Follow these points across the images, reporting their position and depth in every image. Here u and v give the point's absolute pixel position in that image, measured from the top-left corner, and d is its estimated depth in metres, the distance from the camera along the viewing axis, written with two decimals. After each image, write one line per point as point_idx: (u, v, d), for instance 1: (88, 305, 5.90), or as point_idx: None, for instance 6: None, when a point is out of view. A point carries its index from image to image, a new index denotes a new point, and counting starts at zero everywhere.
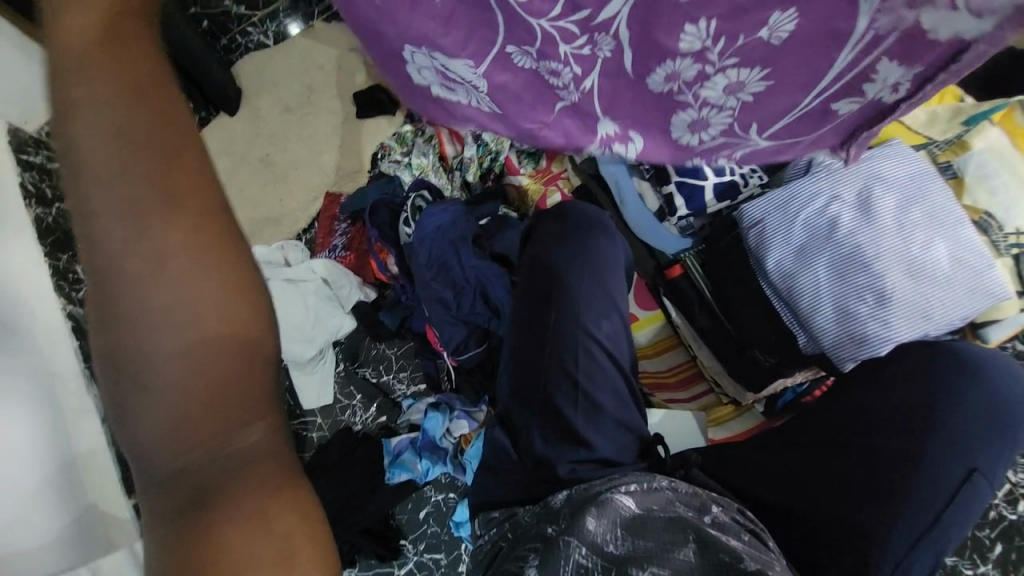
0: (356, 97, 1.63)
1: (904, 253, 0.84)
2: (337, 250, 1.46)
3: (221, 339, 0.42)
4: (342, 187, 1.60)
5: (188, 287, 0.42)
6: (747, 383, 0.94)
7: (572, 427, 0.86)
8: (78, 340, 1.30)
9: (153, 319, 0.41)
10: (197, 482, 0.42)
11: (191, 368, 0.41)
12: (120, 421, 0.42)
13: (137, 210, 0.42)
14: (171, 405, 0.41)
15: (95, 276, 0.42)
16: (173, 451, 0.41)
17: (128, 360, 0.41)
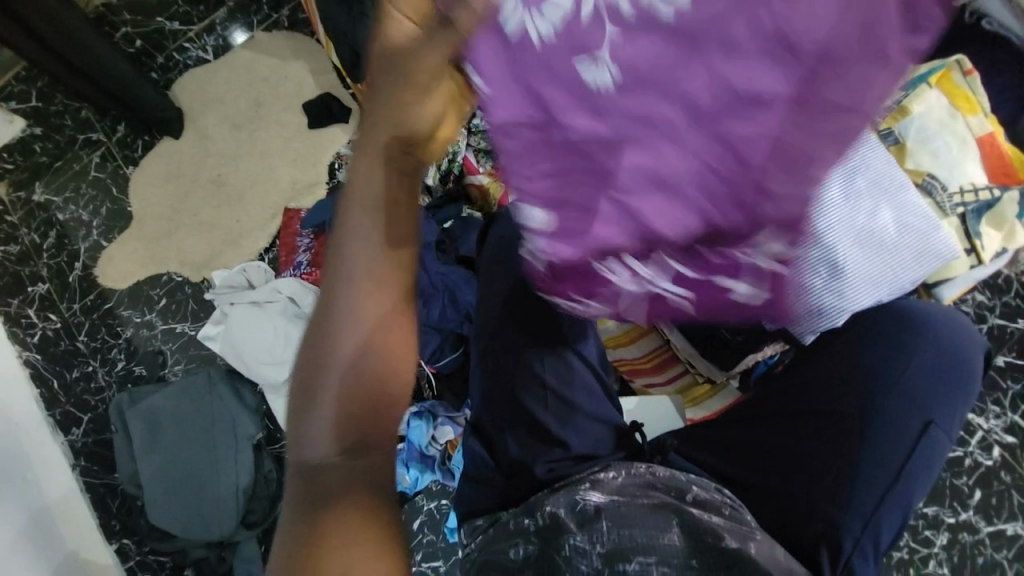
0: (307, 108, 1.58)
1: (852, 223, 0.83)
2: (301, 268, 1.42)
3: (370, 389, 0.51)
4: (301, 201, 1.54)
5: (375, 352, 0.51)
6: (720, 363, 0.94)
7: (550, 426, 0.86)
8: (41, 390, 1.43)
9: (344, 345, 0.50)
10: (321, 486, 0.51)
11: (355, 416, 0.51)
12: (296, 422, 0.52)
13: (364, 258, 0.51)
14: (326, 424, 0.51)
15: (326, 299, 0.51)
16: (319, 448, 0.51)
17: (315, 380, 0.51)
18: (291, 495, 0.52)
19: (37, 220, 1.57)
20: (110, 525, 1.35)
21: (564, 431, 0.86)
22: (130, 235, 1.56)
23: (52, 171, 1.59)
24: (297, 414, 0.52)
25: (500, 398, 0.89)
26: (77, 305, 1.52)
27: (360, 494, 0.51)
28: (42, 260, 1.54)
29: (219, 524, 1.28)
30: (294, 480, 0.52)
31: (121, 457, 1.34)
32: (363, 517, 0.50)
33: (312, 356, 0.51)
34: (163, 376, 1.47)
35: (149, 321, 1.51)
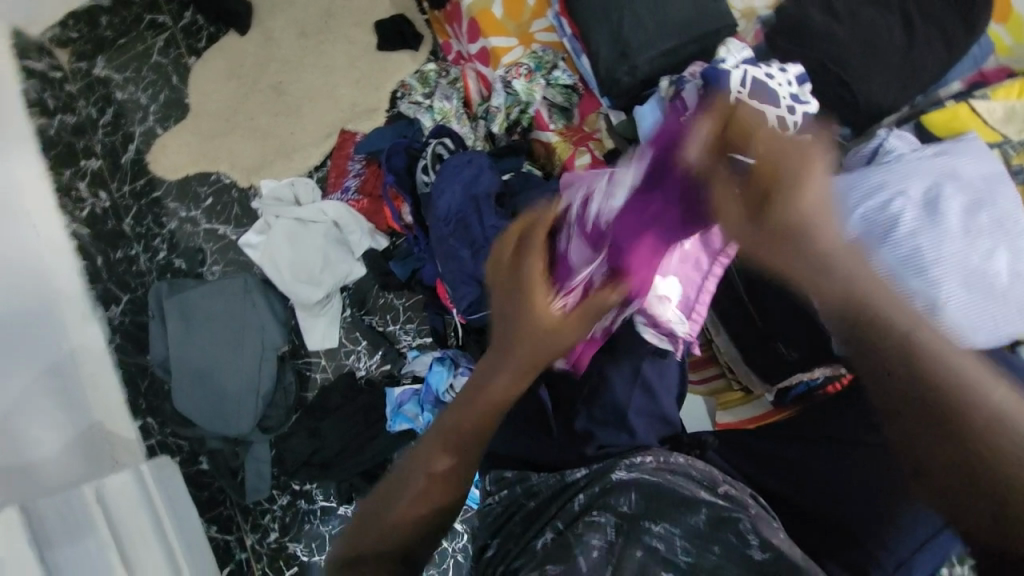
0: (378, 27, 1.51)
1: (966, 262, 0.77)
2: (349, 194, 1.41)
3: (445, 495, 0.68)
4: (358, 124, 1.50)
5: (460, 448, 0.69)
6: (764, 374, 0.92)
7: (600, 393, 0.90)
8: (85, 262, 1.43)
9: (437, 458, 0.68)
10: (383, 551, 0.65)
11: (431, 500, 0.67)
12: (384, 501, 0.68)
13: (480, 385, 0.69)
14: (412, 505, 0.67)
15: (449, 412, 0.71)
16: (393, 525, 0.66)
17: (407, 478, 0.68)
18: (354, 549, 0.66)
19: (96, 94, 1.56)
20: (137, 403, 1.41)
21: (620, 402, 0.88)
22: (185, 127, 1.55)
23: (117, 47, 1.57)
24: (362, 521, 0.69)
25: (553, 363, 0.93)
26: (127, 187, 1.54)
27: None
28: (97, 135, 1.55)
29: (238, 422, 1.34)
30: (368, 549, 0.65)
31: (155, 341, 1.40)
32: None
33: (422, 453, 0.69)
34: (200, 274, 1.50)
35: (194, 218, 1.52)
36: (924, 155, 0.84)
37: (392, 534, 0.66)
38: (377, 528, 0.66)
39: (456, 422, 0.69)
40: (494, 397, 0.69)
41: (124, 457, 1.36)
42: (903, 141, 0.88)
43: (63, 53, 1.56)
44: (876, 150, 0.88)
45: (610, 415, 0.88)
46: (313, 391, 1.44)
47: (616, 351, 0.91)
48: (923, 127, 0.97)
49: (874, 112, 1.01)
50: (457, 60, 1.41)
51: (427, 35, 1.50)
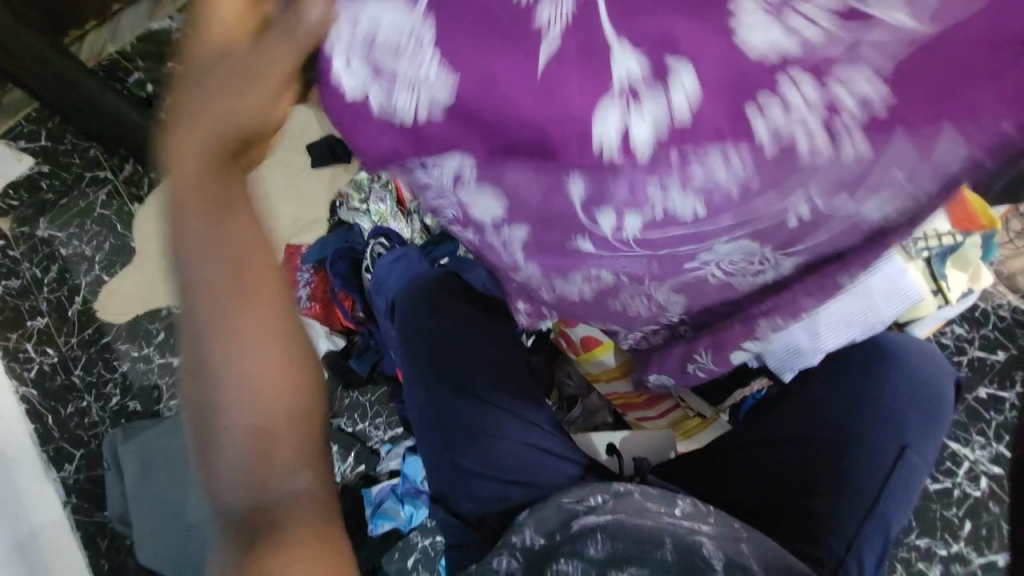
0: (310, 149, 1.63)
1: None
2: (301, 303, 1.42)
3: (229, 248, 0.47)
4: (302, 238, 1.58)
5: (247, 347, 0.46)
6: (708, 398, 0.98)
7: (526, 451, 0.88)
8: (35, 425, 1.42)
9: (215, 367, 0.45)
10: (251, 532, 0.45)
11: (228, 271, 0.46)
12: (205, 474, 0.46)
13: (218, 255, 0.46)
14: (204, 283, 0.46)
15: (189, 319, 0.47)
16: (242, 482, 0.45)
17: (206, 397, 0.46)
18: (223, 554, 0.46)
19: (40, 255, 1.60)
20: (99, 565, 1.35)
21: (549, 452, 0.89)
22: (130, 270, 1.59)
23: (58, 208, 1.64)
24: (200, 460, 0.46)
25: (467, 433, 0.89)
26: (75, 339, 1.53)
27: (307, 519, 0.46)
28: (42, 294, 1.56)
29: (209, 565, 1.26)
30: (225, 532, 0.46)
31: (113, 493, 1.34)
32: (311, 538, 0.46)
33: (196, 380, 0.46)
34: (157, 411, 1.47)
35: (146, 355, 1.52)
36: None
37: (242, 502, 0.45)
38: (220, 456, 0.45)
39: (235, 317, 0.46)
40: (230, 248, 0.47)
41: None
42: None
43: (4, 222, 1.62)
44: None
45: (549, 461, 0.89)
46: None
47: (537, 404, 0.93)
48: None
49: None
50: None
51: None
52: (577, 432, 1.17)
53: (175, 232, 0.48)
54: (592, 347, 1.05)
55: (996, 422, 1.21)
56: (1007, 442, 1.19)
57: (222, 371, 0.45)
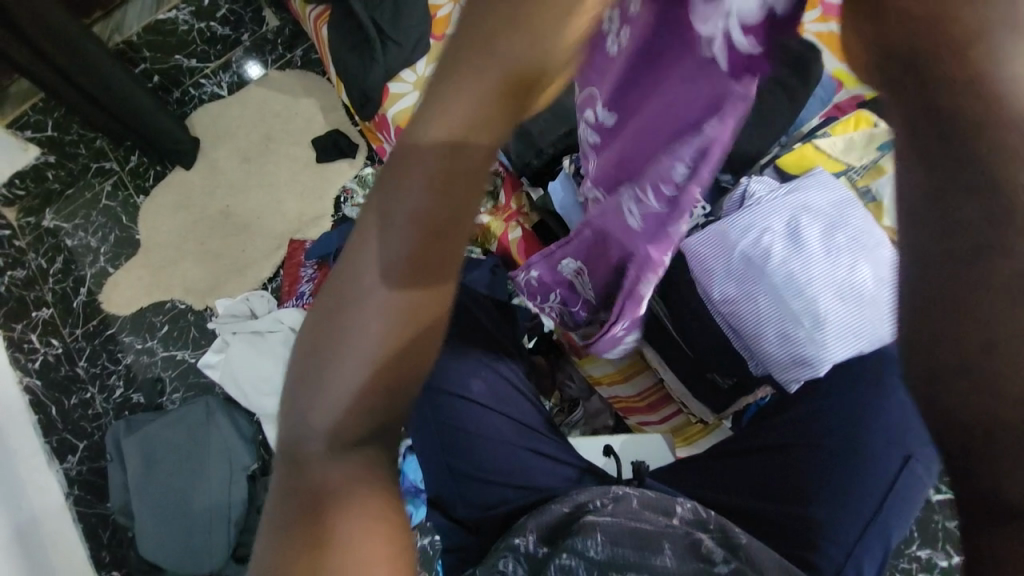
0: (315, 144, 1.63)
1: (834, 277, 0.84)
2: (304, 297, 1.45)
3: (438, 186, 0.45)
4: (306, 233, 1.58)
5: (403, 307, 0.46)
6: (711, 405, 0.97)
7: (524, 455, 0.88)
8: (37, 416, 1.41)
9: (358, 316, 0.47)
10: (322, 489, 0.48)
11: (424, 223, 0.46)
12: (306, 406, 0.49)
13: (422, 191, 0.45)
14: (401, 224, 0.46)
15: (362, 247, 0.47)
16: (342, 429, 0.48)
17: (337, 332, 0.47)
18: (285, 487, 0.49)
19: (46, 245, 1.61)
20: (100, 556, 1.35)
21: (548, 455, 0.89)
22: (135, 263, 1.59)
23: (64, 199, 1.64)
24: (306, 387, 0.49)
25: (466, 434, 0.88)
26: (80, 330, 1.54)
27: (373, 499, 0.48)
28: (48, 285, 1.57)
29: (209, 557, 1.27)
30: (298, 468, 0.49)
31: (115, 485, 1.35)
32: (374, 518, 0.48)
33: (334, 313, 0.48)
34: (160, 404, 1.48)
35: (150, 348, 1.52)
36: (780, 192, 0.90)
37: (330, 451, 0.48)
38: (323, 403, 0.48)
39: (409, 274, 0.46)
40: (437, 203, 0.45)
41: None
42: (762, 184, 0.91)
43: (12, 212, 1.63)
44: (741, 197, 0.91)
45: (546, 464, 0.88)
46: None
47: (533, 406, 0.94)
48: (779, 170, 1.01)
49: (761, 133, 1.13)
50: None
51: (361, 143, 1.63)
52: (578, 435, 1.16)
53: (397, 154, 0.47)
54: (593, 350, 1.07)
55: None
56: None
57: (367, 315, 0.46)
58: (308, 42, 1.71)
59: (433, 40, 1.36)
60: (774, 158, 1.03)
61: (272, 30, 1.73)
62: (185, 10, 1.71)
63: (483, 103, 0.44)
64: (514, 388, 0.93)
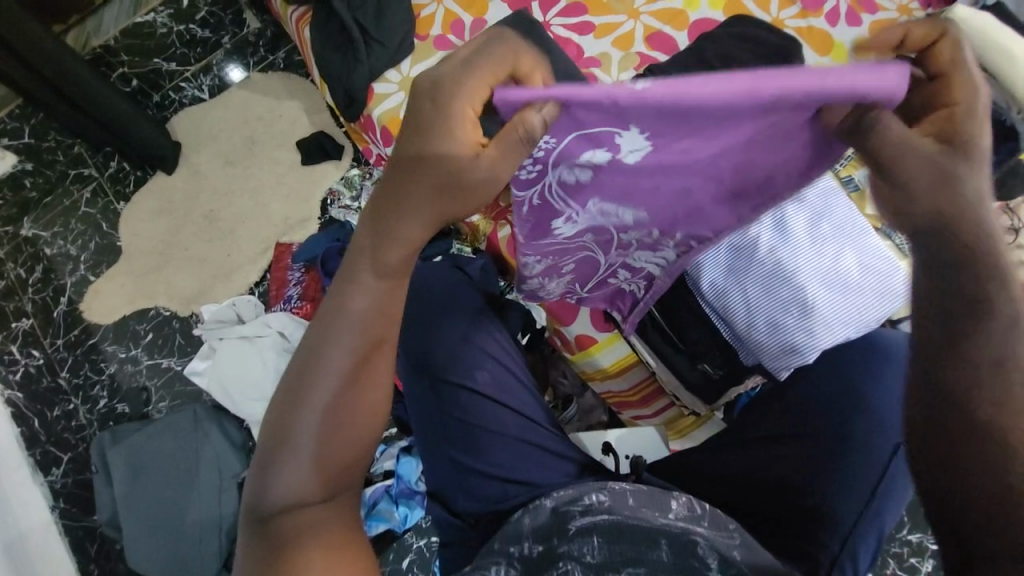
0: (300, 146, 1.61)
1: (819, 265, 0.87)
2: (292, 302, 1.44)
3: (381, 283, 0.65)
4: (292, 236, 1.56)
5: (356, 378, 0.64)
6: (701, 395, 0.97)
7: (523, 451, 0.87)
8: (22, 428, 1.41)
9: (319, 381, 0.63)
10: (281, 531, 0.61)
11: (370, 314, 0.65)
12: (272, 459, 0.63)
13: (369, 287, 0.65)
14: (347, 311, 0.64)
15: (318, 326, 0.65)
16: (301, 481, 0.63)
17: (299, 394, 0.64)
18: (251, 530, 0.63)
19: (24, 255, 1.57)
20: (87, 571, 1.31)
21: (549, 449, 0.89)
22: (118, 270, 1.56)
23: (41, 206, 1.60)
24: (270, 445, 0.64)
25: (465, 429, 0.88)
26: (61, 340, 1.50)
27: (327, 535, 0.61)
28: (27, 295, 1.53)
29: (202, 566, 1.24)
30: (265, 517, 0.62)
31: (101, 498, 1.31)
32: (329, 557, 0.60)
33: (299, 378, 0.64)
34: (146, 414, 1.45)
35: (135, 357, 1.49)
36: None
37: (286, 501, 0.62)
38: (287, 456, 0.63)
39: (352, 351, 0.64)
40: (376, 299, 0.65)
41: None
42: None
43: None
44: None
45: (541, 461, 0.87)
46: None
47: (534, 404, 0.92)
48: None
49: None
50: (378, 160, 1.47)
51: (347, 144, 1.61)
52: (573, 430, 1.16)
53: (367, 240, 0.64)
54: (586, 346, 1.06)
55: None
56: None
57: (322, 383, 0.63)
58: (290, 43, 1.69)
59: (418, 39, 1.36)
60: None
61: (254, 32, 1.71)
62: (163, 13, 1.69)
63: (406, 224, 0.63)
64: (512, 381, 0.92)
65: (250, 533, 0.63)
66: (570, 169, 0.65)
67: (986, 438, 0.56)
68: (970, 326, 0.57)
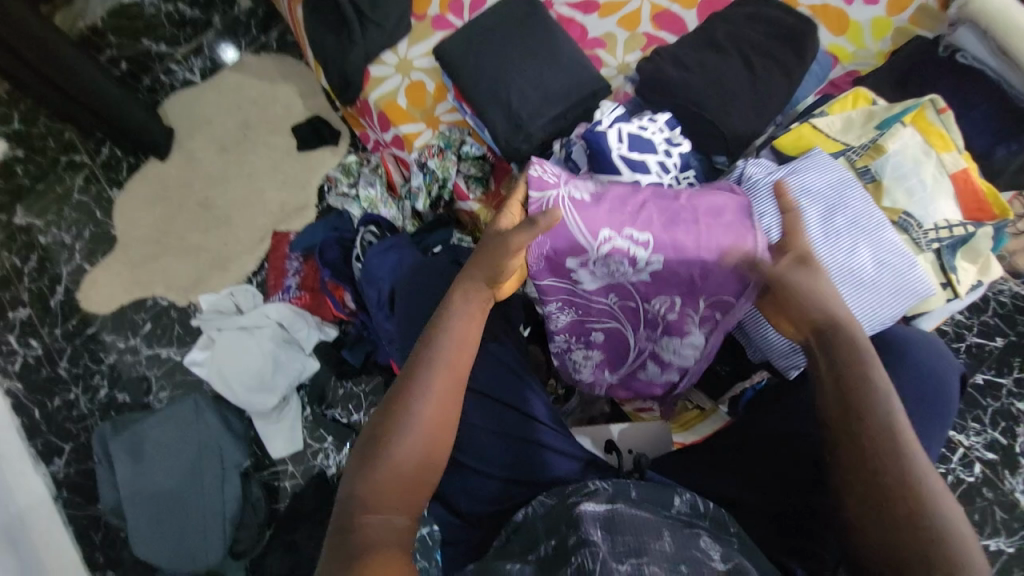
0: (296, 131, 1.57)
1: (832, 261, 0.84)
2: (291, 292, 1.42)
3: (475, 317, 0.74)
4: (290, 225, 1.53)
5: (438, 404, 0.68)
6: (707, 392, 0.99)
7: (525, 448, 0.86)
8: (22, 420, 1.41)
9: (414, 403, 0.68)
10: (357, 539, 0.61)
11: (463, 346, 0.72)
12: (364, 465, 0.66)
13: (464, 320, 0.73)
14: (443, 339, 0.72)
15: (417, 349, 0.72)
16: (382, 493, 0.64)
17: (394, 411, 0.68)
18: (331, 538, 0.63)
19: (18, 243, 1.54)
20: (93, 559, 1.33)
21: (553, 447, 0.87)
22: (114, 258, 1.54)
23: (34, 193, 1.57)
24: (365, 454, 0.66)
25: (466, 430, 0.87)
26: (59, 330, 1.49)
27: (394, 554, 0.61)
28: (23, 284, 1.51)
29: (206, 555, 1.25)
30: (345, 526, 0.62)
31: (104, 488, 1.31)
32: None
33: (396, 396, 0.69)
34: (148, 403, 1.44)
35: (134, 347, 1.48)
36: (776, 174, 0.90)
37: (366, 508, 0.63)
38: (380, 464, 0.65)
39: (439, 379, 0.69)
40: (467, 331, 0.73)
41: None
42: (758, 166, 0.92)
43: None
44: (737, 178, 0.92)
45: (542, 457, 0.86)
46: (285, 499, 1.37)
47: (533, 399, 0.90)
48: (777, 149, 1.00)
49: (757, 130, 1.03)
50: (376, 146, 1.43)
51: (344, 129, 1.57)
52: (574, 423, 1.14)
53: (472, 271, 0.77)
54: None
55: (992, 408, 1.21)
56: (1003, 428, 1.20)
57: (417, 403, 0.68)
58: (284, 23, 1.63)
59: (415, 19, 1.31)
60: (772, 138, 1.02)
61: (245, 11, 1.65)
62: None
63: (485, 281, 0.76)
64: (515, 378, 0.91)
65: (330, 540, 0.62)
66: (572, 188, 0.84)
67: (893, 503, 0.63)
68: (869, 421, 0.66)
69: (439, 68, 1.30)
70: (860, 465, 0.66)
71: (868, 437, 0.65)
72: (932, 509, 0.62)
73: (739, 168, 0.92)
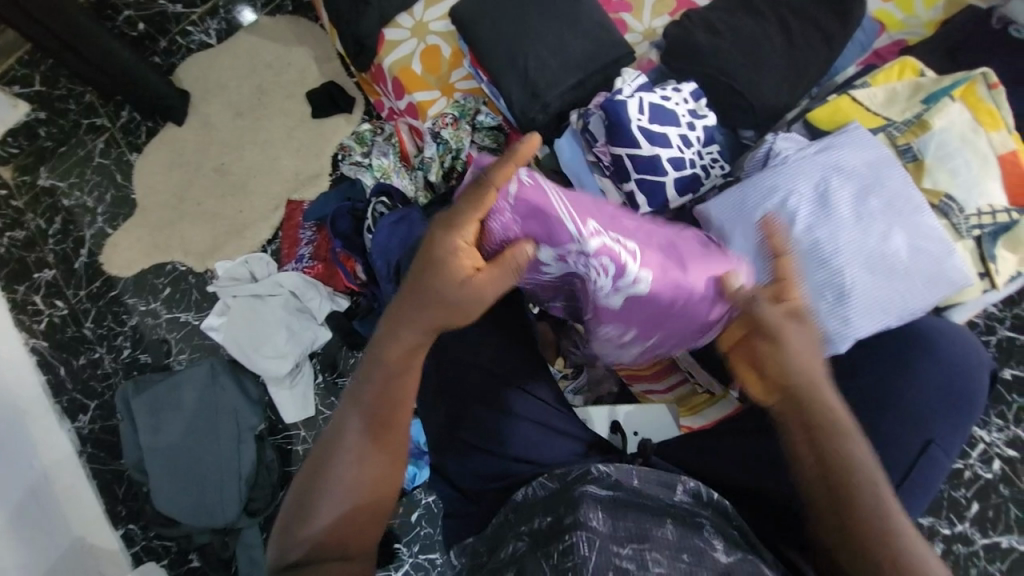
0: (310, 97, 1.54)
1: (862, 246, 0.80)
2: (304, 261, 1.43)
3: (403, 366, 0.72)
4: (304, 193, 1.52)
5: (367, 455, 0.71)
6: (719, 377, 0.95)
7: (528, 429, 0.86)
8: (48, 376, 1.47)
9: (341, 457, 0.70)
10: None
11: (391, 396, 0.72)
12: (300, 515, 0.70)
13: (391, 371, 0.72)
14: (369, 390, 0.72)
15: (345, 402, 0.72)
16: (320, 538, 0.69)
17: (325, 463, 0.71)
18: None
19: (43, 206, 1.57)
20: (115, 511, 1.39)
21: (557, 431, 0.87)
22: (134, 223, 1.56)
23: (57, 156, 1.59)
24: (299, 507, 0.70)
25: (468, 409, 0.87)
26: (84, 292, 1.53)
27: None
28: (48, 245, 1.55)
29: (222, 511, 1.30)
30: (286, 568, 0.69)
31: (127, 444, 1.37)
32: None
33: (324, 451, 0.71)
34: (168, 365, 1.48)
35: (154, 310, 1.52)
36: (810, 151, 0.86)
37: (307, 553, 0.68)
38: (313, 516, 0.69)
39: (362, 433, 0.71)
40: (393, 383, 0.72)
41: (111, 569, 1.34)
42: (790, 142, 0.88)
43: (6, 170, 1.58)
44: (767, 154, 0.88)
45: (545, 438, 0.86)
46: (298, 462, 1.41)
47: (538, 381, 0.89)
48: (811, 123, 0.94)
49: (789, 104, 0.97)
50: (390, 115, 1.41)
51: (359, 96, 1.54)
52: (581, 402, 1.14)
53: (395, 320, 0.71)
54: None
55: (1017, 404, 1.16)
56: None
57: (342, 460, 0.70)
58: None
59: None
60: (806, 111, 0.95)
61: None
62: None
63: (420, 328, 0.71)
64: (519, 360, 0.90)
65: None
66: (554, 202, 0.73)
67: (878, 546, 0.62)
68: (832, 469, 0.65)
69: (456, 32, 1.25)
70: (837, 508, 0.64)
71: (843, 486, 0.64)
72: (907, 548, 0.61)
73: (769, 143, 0.89)
